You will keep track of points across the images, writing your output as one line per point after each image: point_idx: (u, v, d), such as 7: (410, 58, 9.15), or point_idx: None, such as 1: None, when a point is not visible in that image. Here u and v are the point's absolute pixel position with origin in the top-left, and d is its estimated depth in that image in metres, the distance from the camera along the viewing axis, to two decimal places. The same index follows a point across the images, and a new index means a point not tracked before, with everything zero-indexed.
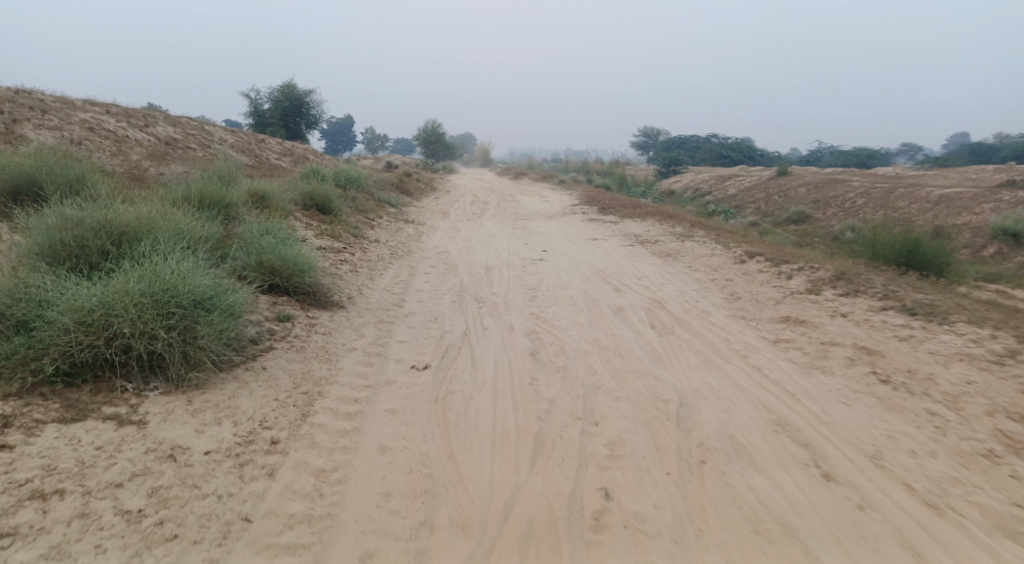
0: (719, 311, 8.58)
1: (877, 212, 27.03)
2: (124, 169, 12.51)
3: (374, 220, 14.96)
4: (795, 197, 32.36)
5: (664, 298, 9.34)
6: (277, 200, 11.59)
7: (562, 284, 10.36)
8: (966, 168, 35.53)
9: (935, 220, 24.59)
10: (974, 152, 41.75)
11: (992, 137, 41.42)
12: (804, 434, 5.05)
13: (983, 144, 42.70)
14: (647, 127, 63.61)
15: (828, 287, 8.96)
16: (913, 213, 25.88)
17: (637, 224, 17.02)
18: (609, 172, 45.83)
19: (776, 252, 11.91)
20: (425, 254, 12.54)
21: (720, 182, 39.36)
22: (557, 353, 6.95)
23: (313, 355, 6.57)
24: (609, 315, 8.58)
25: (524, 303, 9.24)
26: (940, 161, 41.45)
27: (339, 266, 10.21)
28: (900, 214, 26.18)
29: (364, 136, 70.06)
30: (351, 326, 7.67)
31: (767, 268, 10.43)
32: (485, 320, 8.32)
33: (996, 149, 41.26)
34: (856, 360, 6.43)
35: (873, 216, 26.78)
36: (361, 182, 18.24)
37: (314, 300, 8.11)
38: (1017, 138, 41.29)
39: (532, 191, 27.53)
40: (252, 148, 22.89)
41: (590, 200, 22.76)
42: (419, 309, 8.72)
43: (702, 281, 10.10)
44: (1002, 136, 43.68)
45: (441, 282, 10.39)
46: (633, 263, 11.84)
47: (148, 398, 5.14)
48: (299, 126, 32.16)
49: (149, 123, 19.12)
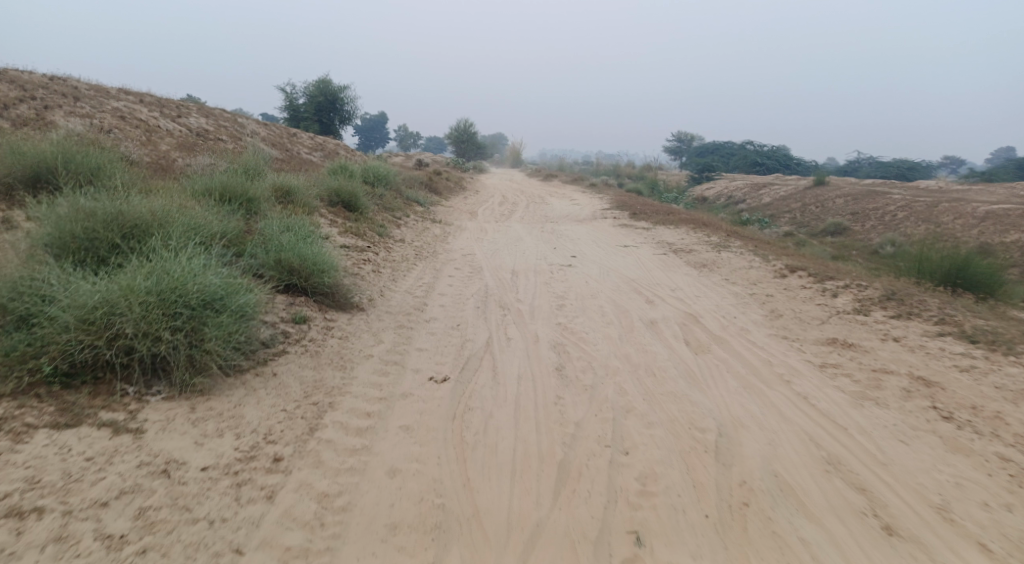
0: (759, 329, 8.08)
1: (919, 227, 26.11)
2: (151, 158, 12.34)
3: (400, 218, 14.66)
4: (833, 208, 31.46)
5: (700, 312, 8.86)
6: (302, 195, 11.32)
7: (592, 293, 9.92)
8: (1011, 184, 34.31)
9: (980, 236, 23.64)
10: (1020, 167, 40.34)
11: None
12: (858, 476, 4.57)
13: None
14: (681, 132, 62.69)
15: (877, 308, 8.42)
16: (957, 229, 24.92)
17: (670, 231, 16.49)
18: (640, 177, 45.15)
19: (818, 267, 11.35)
20: (450, 255, 12.19)
21: (755, 190, 38.51)
22: (586, 369, 6.54)
23: (327, 361, 6.24)
24: (641, 329, 8.13)
25: (551, 312, 8.84)
26: (984, 176, 40.08)
27: (361, 266, 9.90)
28: (943, 229, 25.25)
29: (397, 133, 70.09)
30: (370, 331, 7.33)
31: (809, 284, 9.89)
32: (510, 329, 7.93)
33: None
34: (913, 392, 5.91)
35: (914, 231, 25.85)
36: (389, 179, 17.95)
37: (333, 302, 7.79)
38: None
39: (563, 193, 27.07)
40: (283, 142, 22.79)
41: (621, 204, 22.24)
42: (442, 315, 8.36)
43: (739, 295, 9.59)
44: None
45: (466, 287, 10.02)
46: (666, 273, 11.36)
47: (149, 404, 4.82)
48: (333, 121, 32.07)
49: (181, 113, 19.04)
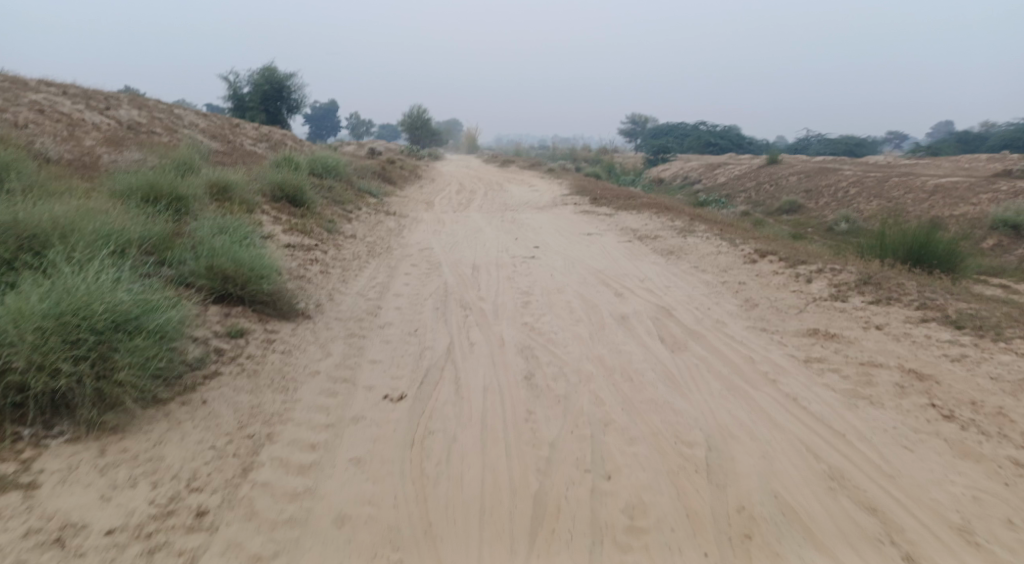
0: (736, 321, 7.61)
1: (871, 202, 26.28)
2: (72, 155, 11.32)
3: (351, 212, 13.86)
4: (787, 186, 31.55)
5: (671, 304, 8.38)
6: (241, 192, 10.48)
7: (557, 287, 9.35)
8: (955, 158, 34.92)
9: (931, 210, 23.86)
10: (961, 141, 41.18)
11: (981, 124, 40.77)
12: (866, 494, 4.11)
13: (970, 133, 42.10)
14: (635, 114, 62.50)
15: (855, 294, 8.03)
16: (908, 203, 25.12)
17: (632, 217, 16.02)
18: (596, 159, 44.76)
19: (786, 250, 10.99)
20: (405, 251, 11.49)
21: (710, 170, 38.51)
22: (556, 377, 5.96)
23: (266, 382, 5.54)
24: (612, 327, 7.59)
25: (515, 311, 8.24)
26: (929, 150, 40.72)
27: (308, 267, 9.15)
28: (895, 204, 25.44)
29: (349, 122, 68.38)
30: (318, 343, 6.64)
31: (782, 269, 9.48)
32: (471, 332, 7.31)
33: (984, 138, 40.61)
34: (908, 388, 5.49)
35: (867, 208, 25.98)
36: (339, 170, 17.07)
37: (274, 311, 7.06)
38: (1004, 128, 40.77)
39: (521, 179, 26.51)
40: (226, 133, 21.64)
41: (579, 190, 21.75)
42: (397, 319, 7.69)
43: (711, 284, 9.13)
44: (988, 125, 43.20)
45: (423, 285, 9.36)
46: (633, 262, 10.87)
47: (48, 449, 4.07)
48: (280, 111, 30.80)
49: (111, 106, 17.81)
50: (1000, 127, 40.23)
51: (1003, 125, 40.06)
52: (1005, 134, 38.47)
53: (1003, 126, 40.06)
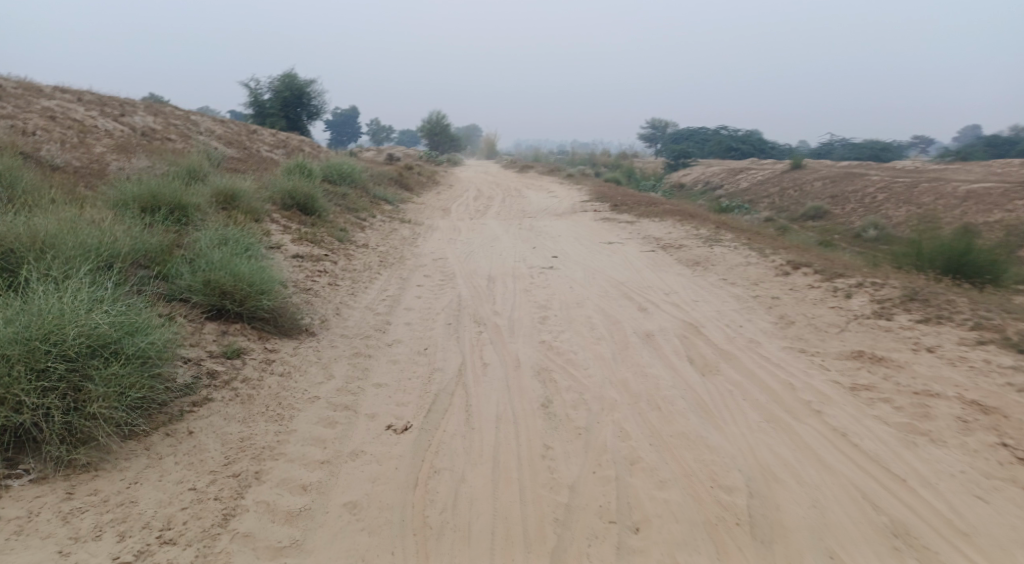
0: (771, 341, 7.03)
1: (900, 208, 25.43)
2: (80, 162, 11.02)
3: (365, 220, 13.46)
4: (812, 192, 30.75)
5: (700, 321, 7.83)
6: (249, 200, 10.10)
7: (577, 300, 8.84)
8: (985, 162, 33.83)
9: (963, 216, 22.98)
10: (990, 145, 40.02)
11: (1013, 127, 39.54)
12: (935, 558, 3.65)
13: (1000, 136, 40.90)
14: (655, 118, 61.76)
15: (901, 311, 7.43)
16: (939, 209, 24.25)
17: (655, 225, 15.45)
18: (616, 164, 44.14)
19: (820, 261, 10.39)
20: (419, 261, 11.03)
21: (732, 175, 37.74)
22: (576, 404, 5.46)
23: (260, 410, 5.10)
24: (636, 346, 7.06)
25: (532, 327, 7.74)
26: (958, 154, 39.56)
27: (316, 280, 8.74)
28: (925, 210, 24.57)
29: (369, 128, 68.37)
30: (321, 364, 6.20)
31: (817, 282, 8.89)
32: (485, 351, 6.82)
33: (1014, 142, 39.43)
34: (971, 422, 4.91)
35: (896, 214, 25.14)
36: (354, 177, 16.70)
37: (275, 328, 6.64)
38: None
39: (539, 185, 26.03)
40: (242, 140, 21.40)
41: (600, 196, 21.22)
42: (406, 336, 7.22)
43: (742, 299, 8.55)
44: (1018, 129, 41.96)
45: (436, 298, 8.89)
46: (657, 273, 10.32)
47: (9, 493, 3.66)
48: (300, 117, 30.61)
49: (126, 112, 17.60)
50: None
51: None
52: None
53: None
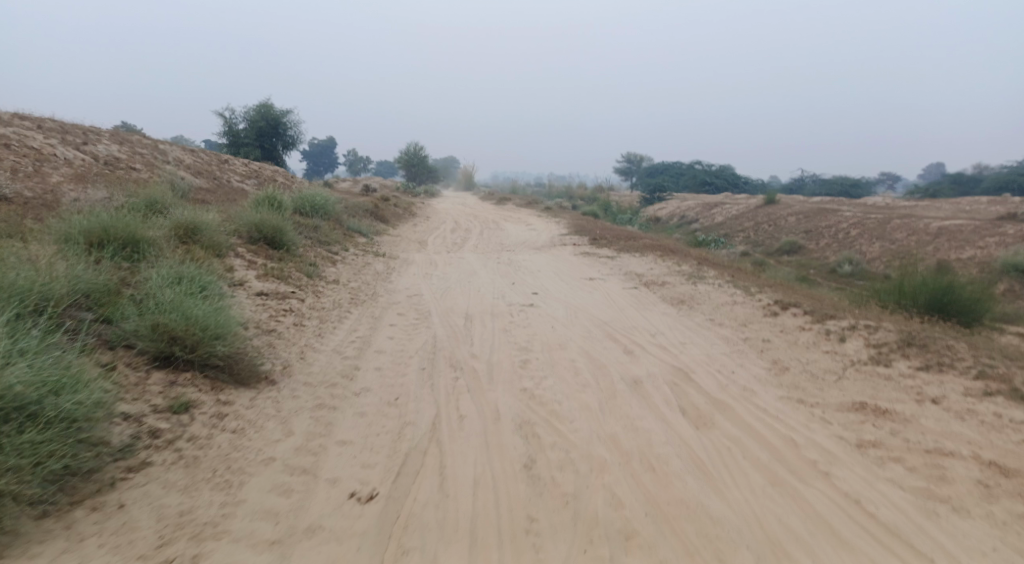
0: (767, 389, 6.60)
1: (874, 244, 25.49)
2: (32, 192, 10.38)
3: (336, 253, 12.92)
4: (786, 226, 30.82)
5: (690, 366, 7.39)
6: (211, 233, 9.54)
7: (559, 342, 8.37)
8: (953, 200, 34.28)
9: (936, 252, 23.04)
10: (956, 182, 40.71)
11: (977, 165, 40.24)
12: None
13: (964, 174, 41.60)
14: (631, 153, 62.14)
15: (900, 357, 7.06)
16: (912, 244, 24.33)
17: (636, 260, 15.10)
18: (593, 198, 44.12)
19: (807, 300, 10.06)
20: (392, 298, 10.51)
21: (707, 209, 37.85)
22: (562, 465, 4.96)
23: (206, 475, 4.56)
24: (624, 394, 6.58)
25: (511, 372, 7.23)
26: (926, 191, 40.11)
27: (280, 319, 8.18)
28: (898, 246, 24.64)
29: (346, 159, 67.92)
30: (280, 417, 5.64)
31: (808, 324, 8.52)
32: (461, 402, 6.29)
33: (978, 180, 40.14)
34: (994, 488, 4.50)
35: (869, 250, 25.17)
36: (326, 209, 16.17)
37: (230, 376, 6.08)
38: (999, 170, 40.32)
39: (516, 218, 25.69)
40: (212, 169, 20.79)
41: (579, 230, 20.91)
42: (375, 383, 6.67)
43: (732, 342, 8.15)
44: (981, 166, 42.84)
45: (409, 339, 8.36)
46: (641, 313, 9.90)
47: None
48: (275, 147, 30.06)
49: (88, 140, 16.95)
50: (995, 169, 39.79)
51: (997, 168, 39.63)
52: (999, 176, 37.94)
53: (997, 168, 39.63)
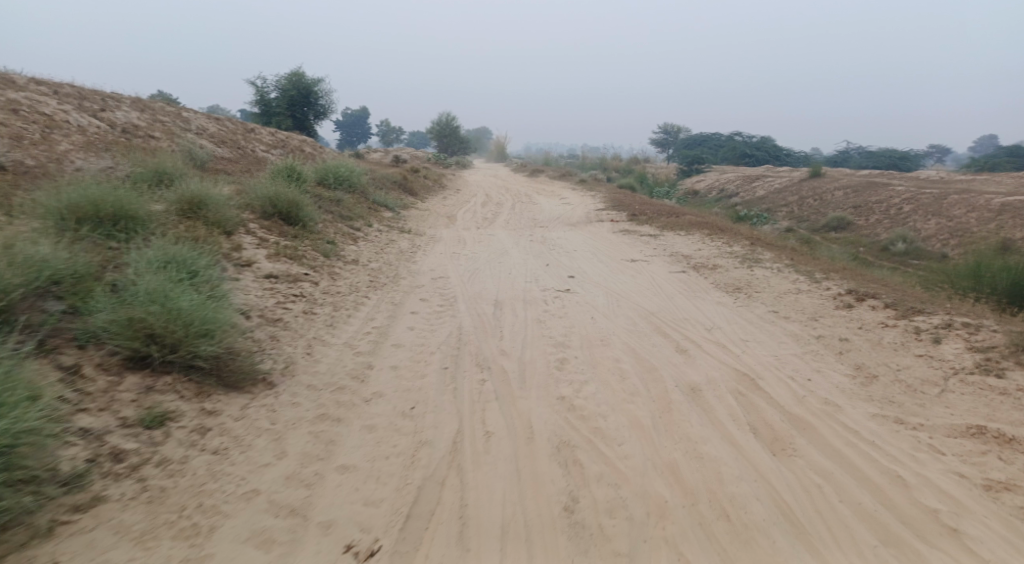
0: (854, 405, 5.51)
1: (929, 220, 23.79)
2: (33, 160, 9.63)
3: (358, 230, 12.02)
4: (833, 201, 29.12)
5: (756, 371, 6.32)
6: (220, 208, 8.66)
7: (602, 336, 7.36)
8: (1011, 174, 32.04)
9: (999, 230, 21.31)
10: (1011, 155, 38.26)
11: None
12: None
13: (1020, 147, 39.02)
14: (668, 124, 59.95)
15: (1014, 367, 5.88)
16: (971, 221, 22.60)
17: (681, 240, 13.91)
18: (628, 170, 42.61)
19: (883, 290, 8.84)
20: (416, 280, 9.59)
21: (747, 183, 36.16)
22: (610, 508, 4.03)
23: (169, 517, 3.69)
24: (682, 406, 5.56)
25: (548, 375, 6.24)
26: (980, 166, 37.67)
27: (288, 306, 7.29)
28: (956, 223, 22.93)
29: (378, 129, 66.96)
30: (273, 433, 4.75)
31: (892, 321, 7.35)
32: (488, 415, 5.34)
33: None
34: None
35: (923, 227, 23.48)
36: (351, 181, 15.25)
37: (219, 380, 5.17)
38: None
39: (550, 190, 24.52)
40: (236, 139, 20.02)
41: (617, 204, 19.73)
42: (390, 387, 5.74)
43: (804, 341, 7.04)
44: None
45: (432, 330, 7.43)
46: (693, 302, 8.81)
47: None
48: (307, 116, 29.22)
49: (106, 107, 16.19)
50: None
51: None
52: None
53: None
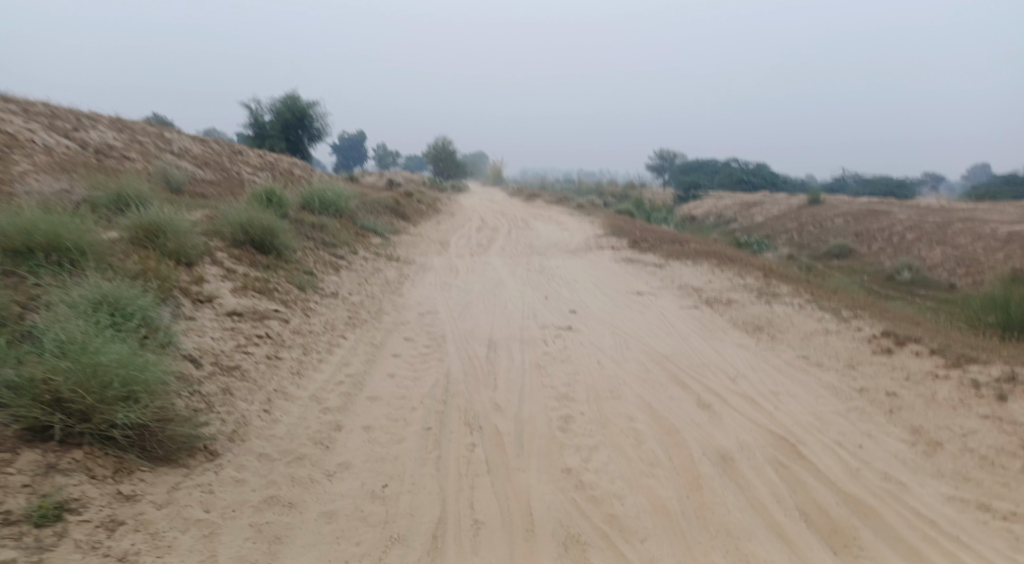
0: (923, 483, 4.57)
1: (933, 248, 22.99)
2: None
3: (342, 258, 11.07)
4: (833, 228, 28.35)
5: (796, 433, 5.36)
6: (181, 236, 7.70)
7: (611, 386, 6.40)
8: (1011, 202, 31.35)
9: (1008, 259, 20.51)
10: (1007, 182, 37.70)
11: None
12: None
13: (1016, 175, 38.46)
14: (664, 150, 59.49)
15: None
16: (977, 249, 21.79)
17: (688, 270, 12.99)
18: (625, 195, 41.87)
19: (922, 332, 7.92)
20: (402, 316, 8.63)
21: (746, 209, 35.44)
22: None
23: None
24: (714, 482, 4.59)
25: (550, 437, 5.26)
26: (978, 193, 37.03)
27: (249, 350, 6.31)
28: (962, 250, 22.15)
29: (376, 153, 66.31)
30: (206, 527, 3.78)
31: (944, 372, 6.41)
32: (478, 495, 4.36)
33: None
34: None
35: (928, 255, 22.61)
36: (338, 206, 14.33)
37: (145, 453, 4.17)
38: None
39: (548, 216, 23.66)
40: (221, 161, 19.13)
41: (617, 231, 18.83)
42: (360, 456, 4.75)
43: (846, 395, 6.08)
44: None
45: (416, 378, 6.45)
46: (711, 343, 7.86)
47: None
48: (302, 139, 28.41)
49: (81, 126, 15.27)
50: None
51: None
52: None
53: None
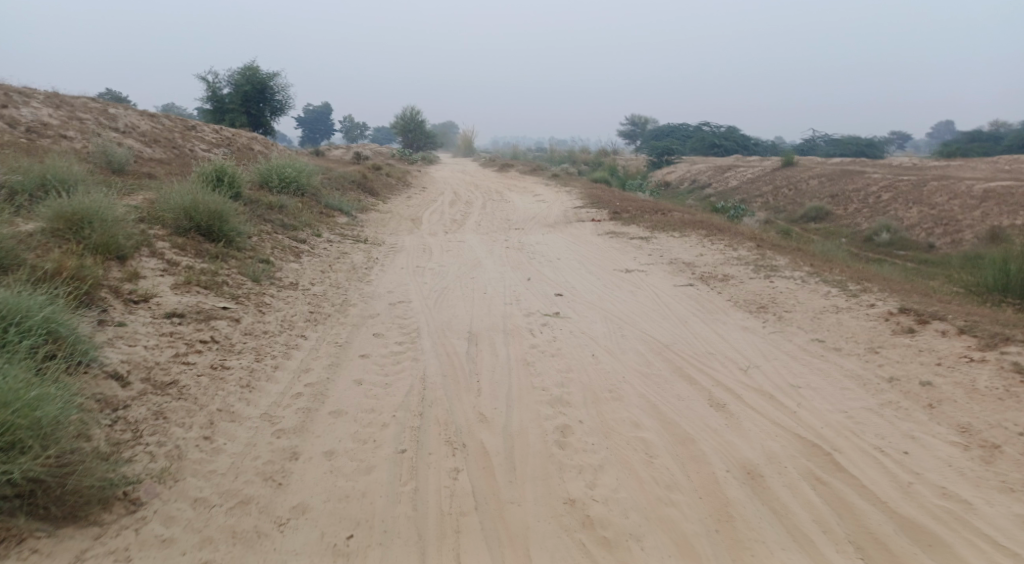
0: (990, 501, 3.90)
1: (910, 207, 22.53)
2: None
3: (302, 242, 10.09)
4: (808, 190, 27.81)
5: (828, 437, 4.65)
6: (112, 225, 6.68)
7: (610, 385, 5.62)
8: (982, 159, 31.05)
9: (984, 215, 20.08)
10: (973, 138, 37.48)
11: (998, 122, 36.78)
12: None
13: (982, 132, 38.25)
14: (634, 116, 58.52)
15: None
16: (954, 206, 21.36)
17: (675, 242, 12.23)
18: (597, 162, 40.95)
19: (941, 306, 7.25)
20: (370, 307, 7.75)
21: (720, 173, 34.78)
22: None
23: None
24: (745, 511, 3.87)
25: (547, 454, 4.47)
26: (947, 151, 36.76)
27: (190, 359, 5.39)
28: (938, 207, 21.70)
29: (343, 126, 64.42)
30: None
31: (980, 355, 5.73)
32: (465, 545, 3.64)
33: (999, 138, 36.77)
34: None
35: (907, 215, 22.13)
36: (299, 183, 13.26)
37: (40, 513, 3.30)
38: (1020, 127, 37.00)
39: (522, 186, 22.73)
40: (173, 138, 17.84)
41: (595, 201, 17.98)
42: (320, 495, 3.94)
43: (876, 387, 5.37)
44: (999, 123, 39.61)
45: (388, 383, 5.60)
46: (714, 327, 7.11)
47: None
48: (262, 113, 26.97)
49: (12, 103, 13.93)
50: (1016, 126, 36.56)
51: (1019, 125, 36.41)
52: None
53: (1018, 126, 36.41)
